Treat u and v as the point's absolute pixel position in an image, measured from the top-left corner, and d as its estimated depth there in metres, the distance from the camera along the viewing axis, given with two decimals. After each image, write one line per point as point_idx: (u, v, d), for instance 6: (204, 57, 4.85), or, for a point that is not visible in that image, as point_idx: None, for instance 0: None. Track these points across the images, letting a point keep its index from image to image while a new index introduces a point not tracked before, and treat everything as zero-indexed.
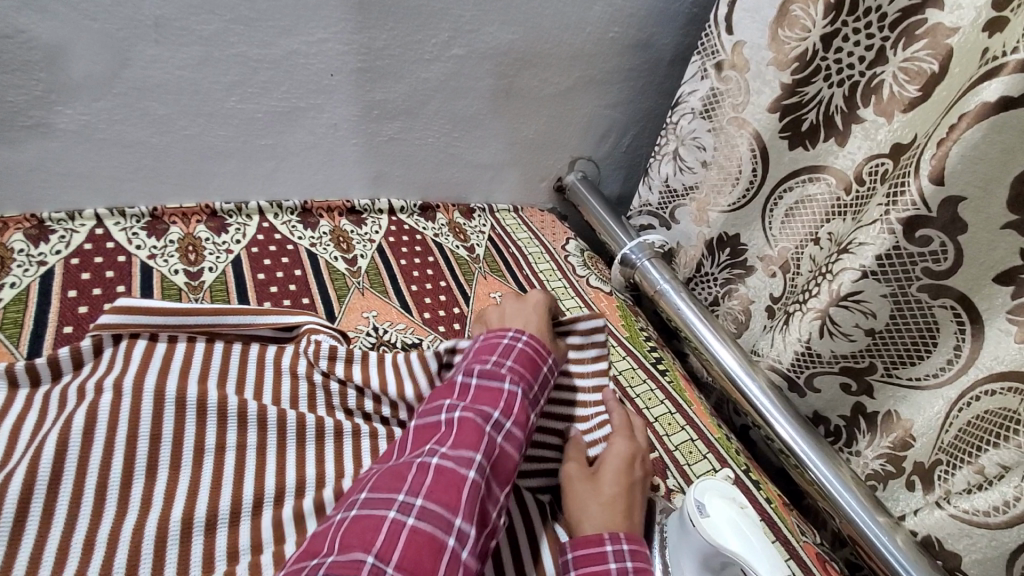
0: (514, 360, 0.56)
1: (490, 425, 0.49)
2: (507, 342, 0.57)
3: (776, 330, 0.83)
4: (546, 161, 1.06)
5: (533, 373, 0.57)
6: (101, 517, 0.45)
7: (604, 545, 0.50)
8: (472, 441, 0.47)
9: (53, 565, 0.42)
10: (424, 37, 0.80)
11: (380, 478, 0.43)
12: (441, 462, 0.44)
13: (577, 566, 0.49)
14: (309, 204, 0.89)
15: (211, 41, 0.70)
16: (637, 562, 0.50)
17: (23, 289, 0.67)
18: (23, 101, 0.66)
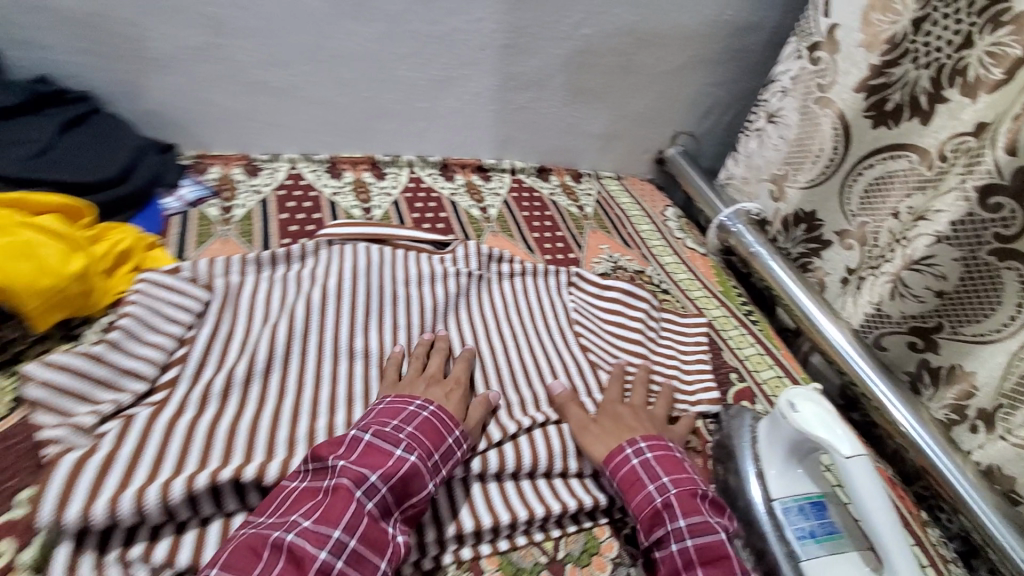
0: (414, 426, 0.55)
1: (363, 493, 0.48)
2: (411, 411, 0.57)
3: (850, 296, 0.92)
4: (650, 134, 1.17)
5: (434, 443, 0.55)
6: (338, 357, 0.67)
7: (666, 441, 0.63)
8: (334, 513, 0.46)
9: (314, 383, 0.64)
10: (561, 18, 0.93)
11: (235, 554, 0.44)
12: (292, 538, 0.44)
13: (651, 448, 0.62)
14: (448, 160, 1.05)
15: (394, 19, 0.85)
16: (655, 451, 0.61)
17: (249, 210, 0.84)
18: (252, 62, 0.84)
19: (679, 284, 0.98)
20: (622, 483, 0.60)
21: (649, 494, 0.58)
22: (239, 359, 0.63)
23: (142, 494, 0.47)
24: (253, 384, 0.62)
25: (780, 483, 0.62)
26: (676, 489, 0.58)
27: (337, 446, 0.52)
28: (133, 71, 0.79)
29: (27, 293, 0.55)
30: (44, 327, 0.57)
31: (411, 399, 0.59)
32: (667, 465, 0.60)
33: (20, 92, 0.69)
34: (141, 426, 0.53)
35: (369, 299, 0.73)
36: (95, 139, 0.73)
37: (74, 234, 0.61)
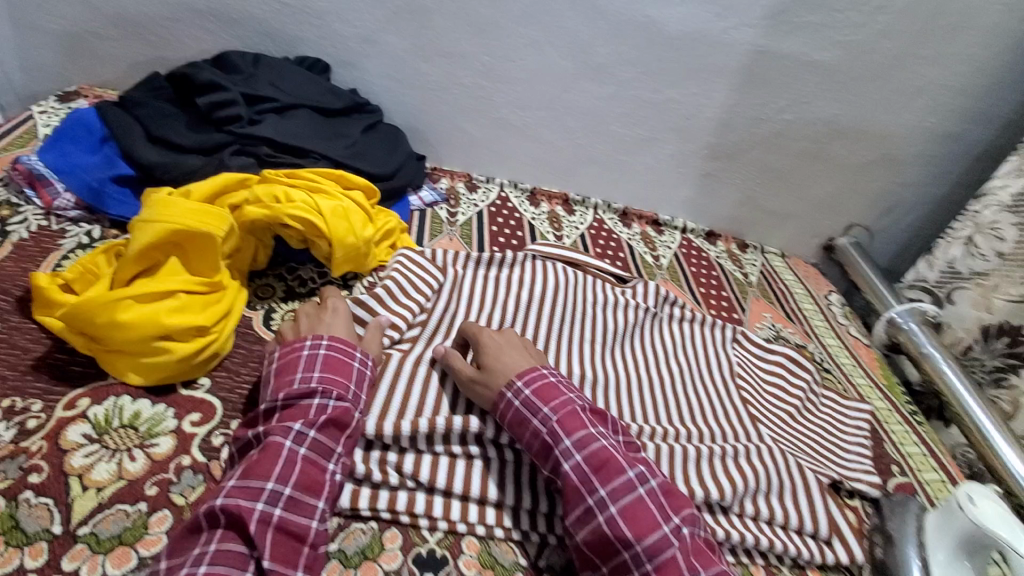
0: (320, 368, 0.58)
1: (289, 441, 0.52)
2: (303, 354, 0.58)
3: None
4: (824, 220, 1.20)
5: (346, 375, 0.59)
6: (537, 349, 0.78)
7: (545, 372, 0.62)
8: (265, 467, 0.50)
9: None
10: (767, 103, 1.02)
11: (177, 536, 0.46)
12: (227, 501, 0.47)
13: (528, 385, 0.60)
14: (629, 209, 1.16)
15: (622, 84, 0.99)
16: (534, 386, 0.60)
17: (469, 218, 1.00)
18: (501, 102, 1.01)
19: (841, 367, 0.99)
20: (510, 425, 0.59)
21: (535, 428, 0.58)
22: None
23: (396, 425, 0.59)
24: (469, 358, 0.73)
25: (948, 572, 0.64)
26: (580, 451, 0.56)
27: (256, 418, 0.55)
28: (415, 96, 1.00)
29: (343, 244, 0.72)
30: (338, 272, 0.74)
31: (301, 344, 0.60)
32: (547, 394, 0.60)
33: (344, 99, 0.91)
34: (392, 370, 0.66)
35: (560, 312, 0.84)
36: (382, 141, 0.93)
37: (368, 209, 0.80)
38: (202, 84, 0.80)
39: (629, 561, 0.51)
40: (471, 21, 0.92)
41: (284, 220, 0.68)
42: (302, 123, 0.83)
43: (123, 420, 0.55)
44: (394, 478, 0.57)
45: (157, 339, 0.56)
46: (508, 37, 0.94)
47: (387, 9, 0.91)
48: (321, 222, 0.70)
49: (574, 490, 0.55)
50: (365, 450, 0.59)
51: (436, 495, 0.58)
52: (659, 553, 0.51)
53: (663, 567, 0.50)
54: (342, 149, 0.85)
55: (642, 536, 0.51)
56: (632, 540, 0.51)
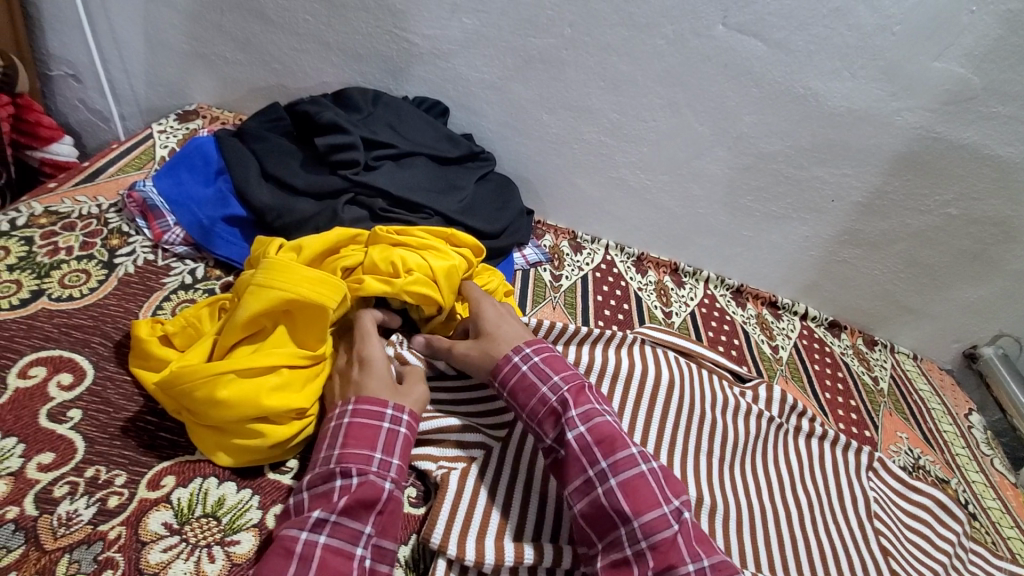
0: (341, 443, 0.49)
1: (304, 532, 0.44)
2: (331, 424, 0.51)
3: None
4: (972, 325, 1.04)
5: (370, 445, 0.49)
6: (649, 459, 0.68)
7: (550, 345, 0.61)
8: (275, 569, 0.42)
9: None
10: (931, 194, 0.89)
11: None
12: None
13: (538, 354, 0.60)
14: (744, 287, 1.05)
15: (763, 156, 0.89)
16: (544, 355, 0.59)
17: (573, 283, 0.92)
18: (623, 162, 0.93)
19: (987, 512, 0.84)
20: (515, 391, 0.58)
21: (545, 396, 0.57)
22: None
23: (500, 550, 0.52)
24: None
25: None
26: (585, 423, 0.54)
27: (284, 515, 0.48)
28: (531, 147, 0.94)
29: None
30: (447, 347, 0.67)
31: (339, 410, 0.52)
32: (554, 365, 0.59)
33: (462, 148, 0.85)
34: (491, 474, 0.58)
35: (672, 413, 0.74)
36: (493, 195, 0.87)
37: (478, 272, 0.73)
38: (323, 125, 0.76)
39: (624, 538, 0.49)
40: (605, 76, 0.84)
41: (403, 296, 0.63)
42: (418, 173, 0.78)
43: (206, 508, 0.49)
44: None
45: (252, 420, 0.51)
46: (642, 96, 0.85)
47: (518, 57, 0.85)
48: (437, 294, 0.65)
49: (576, 462, 0.53)
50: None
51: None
52: (654, 526, 0.49)
53: (660, 547, 0.48)
54: (455, 204, 0.79)
55: (641, 514, 0.49)
56: (630, 515, 0.49)
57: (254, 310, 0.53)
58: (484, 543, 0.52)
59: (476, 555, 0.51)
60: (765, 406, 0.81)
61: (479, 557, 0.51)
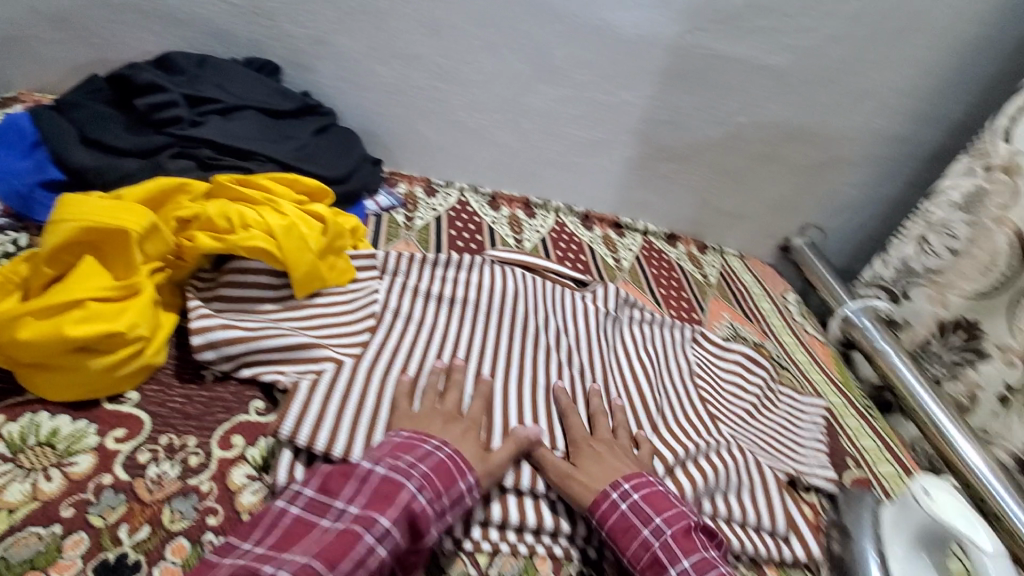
0: (428, 466, 0.53)
1: (370, 533, 0.47)
2: (426, 450, 0.55)
3: (1010, 413, 0.85)
4: (781, 221, 1.22)
5: (445, 486, 0.53)
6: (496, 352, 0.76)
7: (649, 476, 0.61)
8: (334, 557, 0.45)
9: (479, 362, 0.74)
10: (721, 105, 1.04)
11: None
12: None
13: (636, 489, 0.59)
14: (590, 213, 1.16)
15: (578, 86, 1.00)
16: (641, 490, 0.59)
17: (426, 222, 0.98)
18: (458, 104, 1.01)
19: (797, 362, 1.00)
20: (605, 524, 0.57)
21: (615, 505, 0.58)
22: (416, 338, 0.74)
23: (348, 448, 0.57)
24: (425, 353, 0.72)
25: (905, 566, 0.63)
26: (637, 493, 0.58)
27: (342, 483, 0.51)
28: (370, 99, 0.99)
29: (299, 265, 0.70)
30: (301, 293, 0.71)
31: (424, 442, 0.56)
32: (655, 501, 0.59)
33: (294, 101, 0.89)
34: (345, 379, 0.62)
35: (518, 315, 0.83)
36: (333, 144, 0.91)
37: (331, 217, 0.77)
38: (141, 86, 0.78)
39: None
40: (425, 23, 0.92)
41: (238, 250, 0.66)
42: (248, 125, 0.82)
43: (41, 437, 0.52)
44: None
45: (76, 350, 0.53)
46: (463, 39, 0.94)
47: (339, 10, 0.90)
48: (274, 248, 0.68)
49: (654, 562, 0.55)
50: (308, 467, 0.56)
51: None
52: (705, 570, 0.55)
53: None
54: (289, 152, 0.83)
55: (689, 553, 0.55)
56: (683, 557, 0.55)
57: (54, 246, 0.55)
58: (338, 437, 0.57)
59: (326, 445, 0.56)
60: (602, 302, 0.93)
61: (329, 446, 0.56)
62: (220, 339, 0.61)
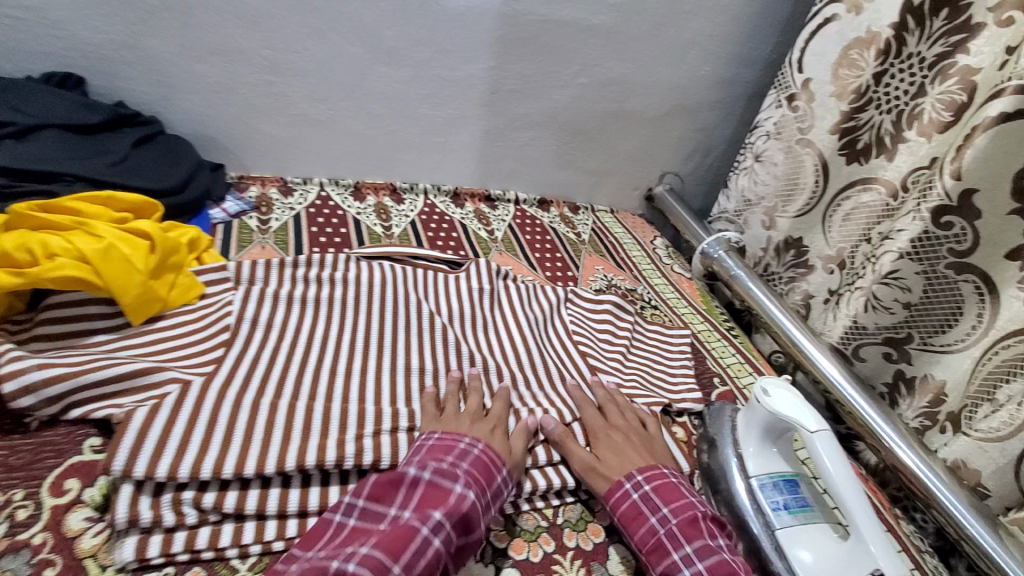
0: (468, 463, 0.58)
1: (426, 527, 0.50)
2: (462, 448, 0.59)
3: (829, 310, 0.98)
4: (640, 173, 1.30)
5: (485, 480, 0.57)
6: (369, 342, 0.75)
7: (663, 470, 0.64)
8: (396, 548, 0.48)
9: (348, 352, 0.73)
10: (562, 69, 1.08)
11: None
12: (356, 567, 0.45)
13: (649, 480, 0.62)
14: (459, 190, 1.17)
15: (419, 65, 1.00)
16: (652, 480, 0.62)
17: (283, 223, 0.95)
18: (297, 96, 0.98)
19: (666, 301, 1.07)
20: (624, 518, 0.61)
21: (630, 498, 0.61)
22: (281, 341, 0.72)
23: (198, 466, 0.54)
24: (294, 354, 0.71)
25: (758, 462, 0.70)
26: (648, 484, 0.62)
27: (395, 485, 0.55)
28: (200, 101, 0.93)
29: (126, 288, 0.64)
30: (138, 319, 0.66)
31: (458, 439, 0.61)
32: (666, 493, 0.61)
33: (102, 112, 0.81)
34: (191, 400, 0.59)
35: (388, 301, 0.82)
36: (159, 153, 0.85)
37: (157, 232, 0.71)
38: None
39: None
40: (241, 15, 0.87)
41: (45, 284, 0.60)
42: (48, 145, 0.74)
43: None
44: (192, 516, 0.53)
45: None
46: (288, 28, 0.91)
47: (137, 10, 0.83)
48: (88, 274, 0.62)
49: (660, 548, 0.57)
50: (154, 501, 0.52)
51: (247, 519, 0.55)
52: (707, 556, 0.55)
53: None
54: (105, 168, 0.77)
55: (692, 539, 0.57)
56: (685, 544, 0.56)
57: None
58: (183, 460, 0.54)
59: (168, 471, 0.53)
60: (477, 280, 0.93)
61: (173, 470, 0.53)
62: (38, 381, 0.55)
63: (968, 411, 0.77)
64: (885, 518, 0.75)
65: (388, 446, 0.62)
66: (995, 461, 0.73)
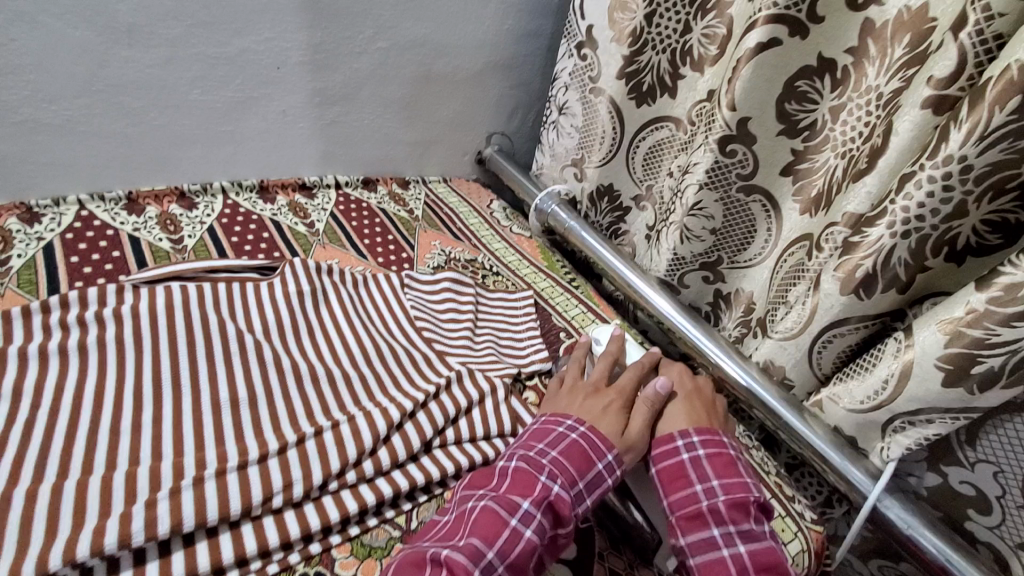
0: (558, 450, 0.60)
1: (516, 517, 0.53)
2: (560, 432, 0.62)
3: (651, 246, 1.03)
4: (466, 137, 1.26)
5: (580, 468, 0.59)
6: (163, 385, 0.64)
7: (720, 437, 0.66)
8: (490, 534, 0.52)
9: (134, 404, 0.61)
10: (354, 34, 0.98)
11: (402, 564, 0.50)
12: (449, 554, 0.50)
13: (704, 446, 0.64)
14: (266, 182, 1.04)
15: (175, 42, 0.84)
16: (707, 448, 0.64)
17: (30, 258, 0.78)
18: (14, 100, 0.78)
19: (508, 265, 1.06)
20: (665, 476, 0.63)
21: (682, 463, 0.63)
22: (37, 412, 0.58)
23: None
24: (60, 422, 0.58)
25: None
26: (704, 450, 0.64)
27: (490, 482, 0.58)
28: None
29: None
30: None
31: (564, 419, 0.64)
32: (717, 464, 0.63)
33: None
34: None
35: (183, 328, 0.70)
36: None
37: None
38: None
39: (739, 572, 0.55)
40: None
41: None
42: None
43: None
44: None
45: None
46: None
47: None
48: None
49: (695, 515, 0.59)
50: None
51: None
52: (752, 540, 0.57)
53: None
54: None
55: (738, 521, 0.58)
56: (728, 523, 0.58)
57: None
58: None
59: None
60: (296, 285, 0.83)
61: None
62: None
63: (771, 314, 0.86)
64: None
65: (192, 498, 0.54)
66: (793, 355, 0.81)
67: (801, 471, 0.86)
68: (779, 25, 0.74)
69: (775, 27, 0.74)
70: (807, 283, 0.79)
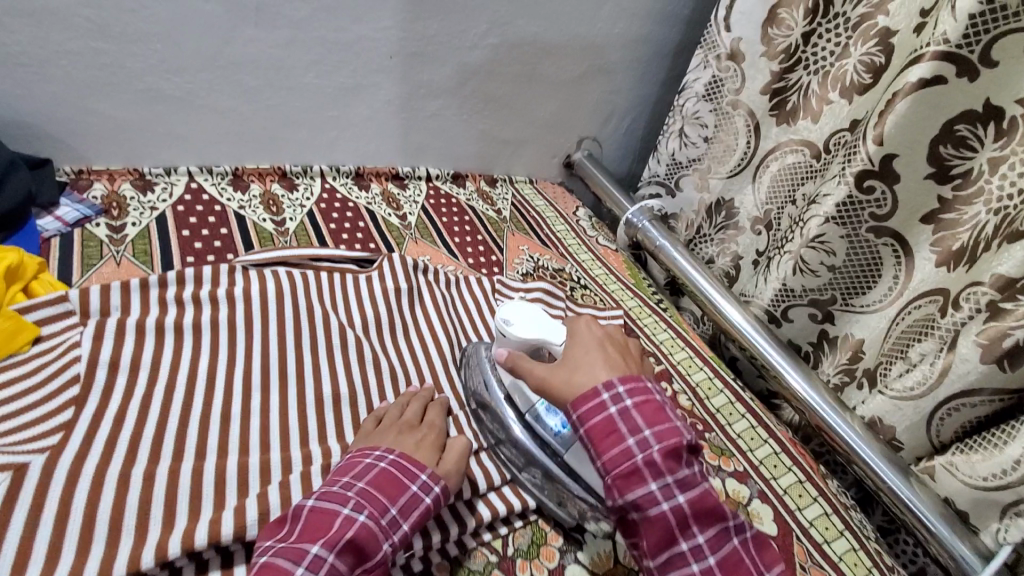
0: (366, 481, 0.51)
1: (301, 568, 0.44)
2: (366, 464, 0.53)
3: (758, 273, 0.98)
4: (559, 139, 1.22)
5: (390, 496, 0.51)
6: (269, 374, 0.64)
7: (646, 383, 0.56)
8: None
9: (244, 390, 0.61)
10: (467, 27, 0.95)
11: None
12: None
13: (632, 399, 0.54)
14: (363, 169, 1.04)
15: (297, 25, 0.84)
16: (637, 400, 0.54)
17: (143, 228, 0.80)
18: (140, 67, 0.79)
19: (596, 279, 1.03)
20: (598, 437, 0.53)
21: (631, 446, 0.52)
22: (154, 388, 0.59)
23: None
24: (174, 402, 0.59)
25: (520, 394, 0.65)
26: (650, 432, 0.52)
27: (278, 527, 0.47)
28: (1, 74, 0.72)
29: None
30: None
31: (373, 449, 0.55)
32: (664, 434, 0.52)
33: None
34: (29, 493, 0.47)
35: (290, 316, 0.70)
36: None
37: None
38: None
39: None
40: None
41: None
42: None
43: None
44: None
45: None
46: None
47: None
48: None
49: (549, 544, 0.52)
50: None
51: None
52: None
53: None
54: None
55: (708, 527, 0.50)
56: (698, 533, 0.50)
57: None
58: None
59: None
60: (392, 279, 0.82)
61: None
62: None
63: (885, 367, 0.81)
64: (816, 482, 0.78)
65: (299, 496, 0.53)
66: (908, 416, 0.77)
67: (895, 537, 0.82)
68: (946, 63, 0.69)
69: (941, 64, 0.69)
70: (940, 341, 0.73)
